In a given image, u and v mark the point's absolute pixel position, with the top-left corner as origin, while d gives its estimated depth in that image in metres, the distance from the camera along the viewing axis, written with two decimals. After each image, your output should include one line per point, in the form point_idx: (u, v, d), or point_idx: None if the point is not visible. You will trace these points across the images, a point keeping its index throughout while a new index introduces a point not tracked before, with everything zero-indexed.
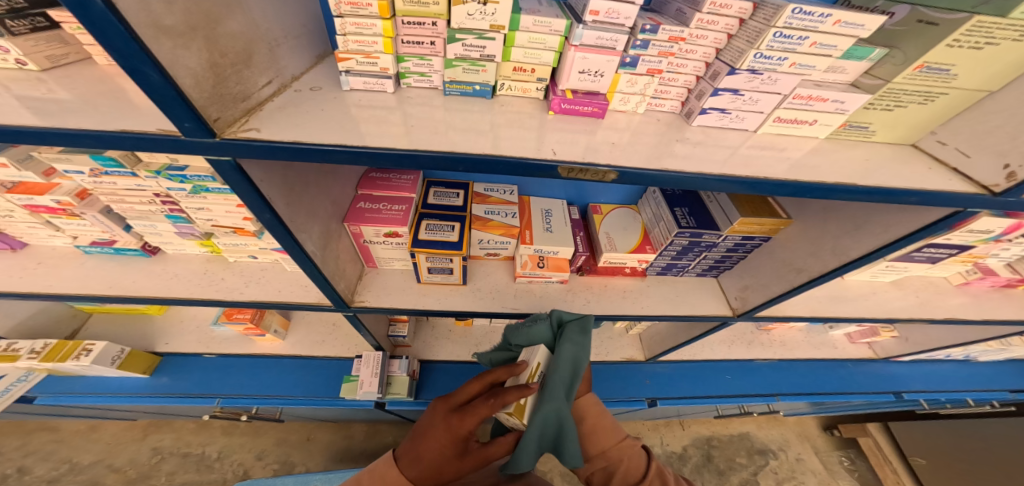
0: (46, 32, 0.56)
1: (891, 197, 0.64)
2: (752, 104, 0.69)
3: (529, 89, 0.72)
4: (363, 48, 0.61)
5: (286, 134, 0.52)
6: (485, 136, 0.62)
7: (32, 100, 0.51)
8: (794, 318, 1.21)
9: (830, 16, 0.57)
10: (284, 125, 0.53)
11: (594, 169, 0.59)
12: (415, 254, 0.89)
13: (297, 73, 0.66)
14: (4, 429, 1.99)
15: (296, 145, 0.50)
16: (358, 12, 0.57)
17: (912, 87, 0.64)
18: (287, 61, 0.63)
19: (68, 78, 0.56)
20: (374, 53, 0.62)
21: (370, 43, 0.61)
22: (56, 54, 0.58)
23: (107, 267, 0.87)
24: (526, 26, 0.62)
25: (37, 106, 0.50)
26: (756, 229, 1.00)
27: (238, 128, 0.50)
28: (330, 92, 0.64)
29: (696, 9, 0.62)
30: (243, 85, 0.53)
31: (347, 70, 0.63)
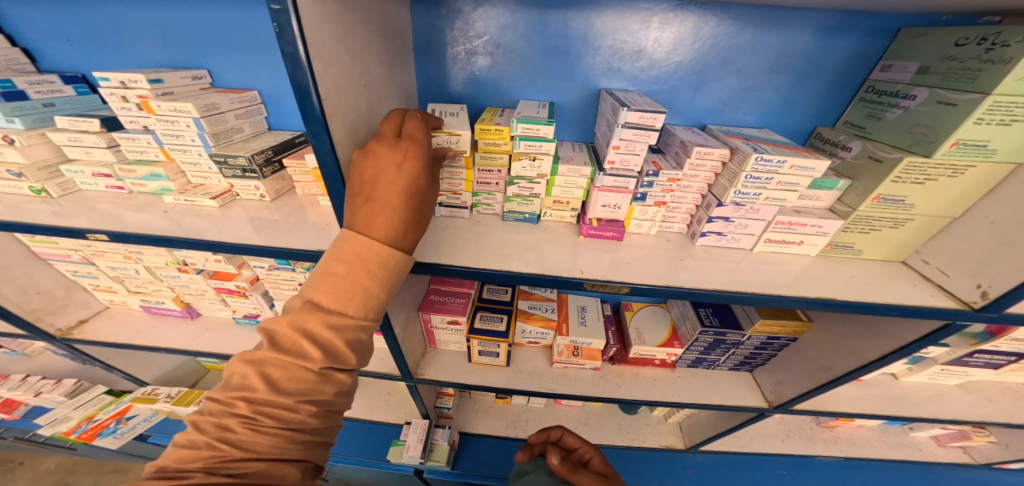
0: (278, 174, 0.94)
1: (878, 310, 0.76)
2: (743, 228, 0.87)
3: (565, 216, 0.95)
4: (453, 188, 0.90)
5: None
6: (532, 252, 0.85)
7: (265, 227, 0.84)
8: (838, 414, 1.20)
9: (785, 162, 0.77)
10: None
11: (611, 284, 0.76)
12: (470, 339, 1.11)
13: None
14: (85, 467, 2.29)
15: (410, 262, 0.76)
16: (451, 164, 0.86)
17: (877, 214, 0.82)
18: None
19: (281, 208, 0.91)
20: (459, 191, 0.90)
21: (457, 183, 0.89)
22: (278, 188, 0.95)
23: (245, 334, 1.15)
24: (563, 172, 0.88)
25: (270, 233, 0.82)
26: (780, 330, 1.07)
27: None
28: None
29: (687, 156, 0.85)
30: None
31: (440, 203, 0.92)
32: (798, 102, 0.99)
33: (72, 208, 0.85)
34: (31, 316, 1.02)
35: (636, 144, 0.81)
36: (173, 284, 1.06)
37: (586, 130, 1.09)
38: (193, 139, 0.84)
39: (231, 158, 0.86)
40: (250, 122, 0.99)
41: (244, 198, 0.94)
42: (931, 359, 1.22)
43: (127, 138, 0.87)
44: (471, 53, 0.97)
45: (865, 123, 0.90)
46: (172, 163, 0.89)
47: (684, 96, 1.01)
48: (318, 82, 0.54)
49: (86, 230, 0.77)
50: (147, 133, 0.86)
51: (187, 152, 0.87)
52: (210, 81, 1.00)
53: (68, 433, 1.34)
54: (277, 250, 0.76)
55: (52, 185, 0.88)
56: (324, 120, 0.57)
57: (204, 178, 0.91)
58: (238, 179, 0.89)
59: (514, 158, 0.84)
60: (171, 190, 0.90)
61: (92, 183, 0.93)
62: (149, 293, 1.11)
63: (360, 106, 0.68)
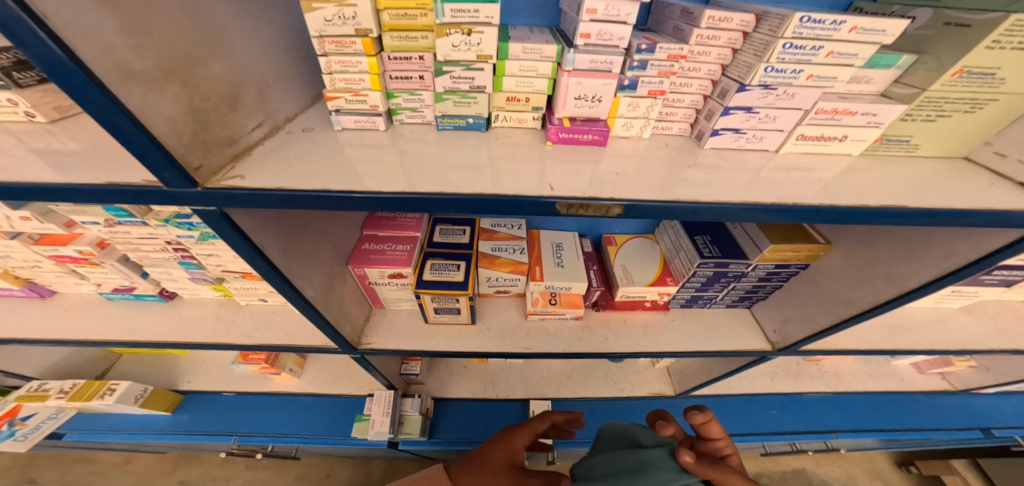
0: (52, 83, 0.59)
1: (955, 219, 0.54)
2: (769, 121, 0.62)
3: (525, 119, 0.67)
4: (351, 86, 0.59)
5: (272, 180, 0.49)
6: (484, 172, 0.58)
7: (43, 152, 0.52)
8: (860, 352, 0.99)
9: (845, 23, 0.51)
10: (271, 170, 0.51)
11: (597, 203, 0.53)
12: (419, 295, 0.86)
13: (289, 115, 0.64)
14: (45, 461, 2.04)
15: (277, 190, 0.47)
16: (342, 50, 0.55)
17: (953, 95, 0.58)
18: (279, 103, 0.62)
19: (75, 129, 0.58)
20: (361, 90, 0.59)
21: (356, 80, 0.58)
22: (64, 107, 0.61)
23: (120, 313, 0.88)
24: (515, 53, 0.58)
25: (45, 157, 0.51)
26: (791, 257, 0.86)
27: (223, 176, 0.48)
28: (321, 133, 0.62)
29: (693, 25, 0.57)
30: (227, 131, 0.51)
31: (337, 109, 0.61)
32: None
33: None
34: None
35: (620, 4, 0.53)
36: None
37: (548, 9, 0.77)
38: None
39: None
40: None
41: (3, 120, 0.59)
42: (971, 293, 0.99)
43: None
44: None
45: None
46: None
47: None
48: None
49: None
50: None
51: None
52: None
53: None
54: (34, 187, 0.45)
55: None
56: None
57: None
58: None
59: (438, 31, 0.54)
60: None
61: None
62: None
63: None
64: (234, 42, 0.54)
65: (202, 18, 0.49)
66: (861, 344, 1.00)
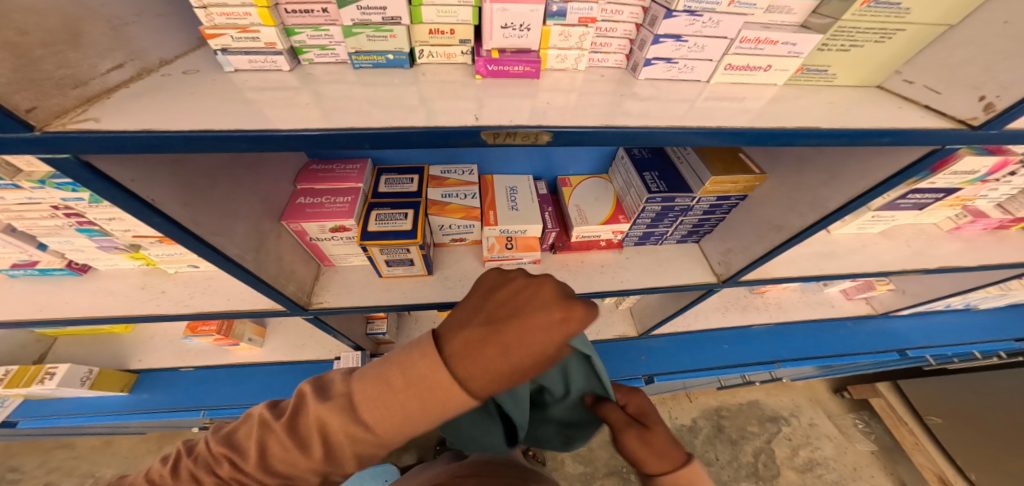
0: None
1: (864, 139, 0.56)
2: (699, 51, 0.60)
3: (453, 54, 0.62)
4: (236, 22, 0.52)
5: (140, 121, 0.43)
6: (406, 110, 0.55)
7: None
8: (798, 279, 1.06)
9: None
10: (137, 111, 0.44)
11: (523, 130, 0.52)
12: (367, 248, 0.84)
13: (168, 57, 0.55)
14: (21, 448, 1.99)
15: (145, 132, 0.41)
16: None
17: (863, 24, 0.57)
18: (147, 41, 0.53)
19: None
20: (241, 21, 0.52)
21: (241, 15, 0.51)
22: None
23: (32, 291, 0.81)
24: None
25: None
26: (730, 188, 0.89)
27: (71, 119, 0.41)
28: (210, 75, 0.55)
29: None
30: (71, 69, 0.42)
31: (223, 48, 0.54)
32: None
33: None
34: None
35: None
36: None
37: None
38: None
39: None
40: None
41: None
42: (892, 218, 1.06)
43: None
44: None
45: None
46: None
47: None
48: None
49: None
50: None
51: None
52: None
53: None
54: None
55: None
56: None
57: None
58: None
59: None
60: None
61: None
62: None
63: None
64: None
65: None
66: (795, 273, 1.07)
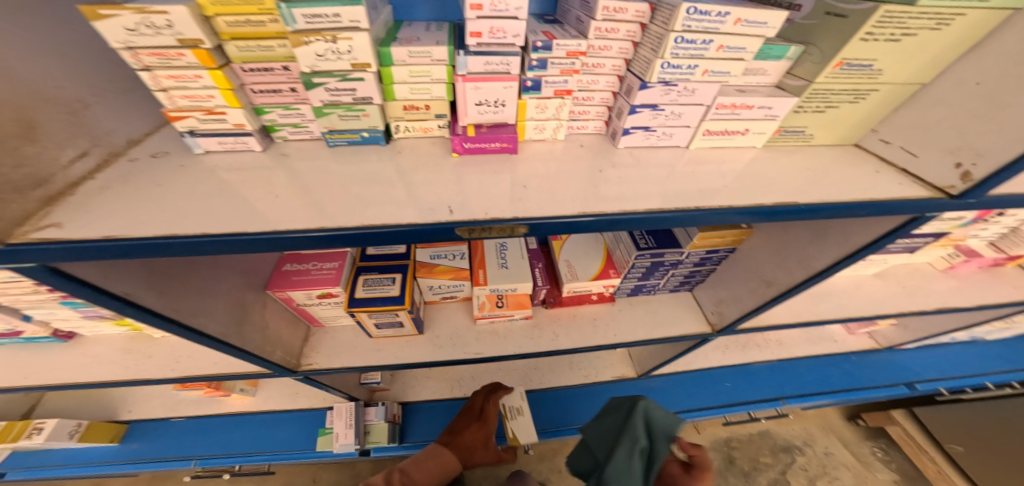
0: None
1: (844, 212, 0.55)
2: (676, 118, 0.59)
3: (430, 127, 0.63)
4: (199, 103, 0.52)
5: (103, 228, 0.43)
6: (388, 186, 0.55)
7: None
8: (796, 325, 1.02)
9: (730, 15, 0.48)
10: (101, 211, 0.45)
11: (498, 225, 0.51)
12: (355, 313, 0.87)
13: (133, 136, 0.58)
14: None
15: (111, 241, 0.41)
16: (169, 63, 0.47)
17: (838, 85, 0.58)
18: (106, 123, 0.55)
19: None
20: (212, 107, 0.52)
21: (204, 96, 0.51)
22: None
23: (18, 358, 0.81)
24: (401, 58, 0.53)
25: None
26: (718, 242, 0.88)
27: (33, 226, 0.42)
28: (179, 157, 0.57)
29: (591, 17, 0.52)
30: (31, 165, 0.44)
31: (190, 130, 0.54)
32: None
33: None
34: None
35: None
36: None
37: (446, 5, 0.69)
38: None
39: None
40: None
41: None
42: (881, 259, 1.04)
43: None
44: None
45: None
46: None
47: None
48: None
49: None
50: None
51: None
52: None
53: None
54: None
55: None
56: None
57: None
58: None
59: (294, 41, 0.47)
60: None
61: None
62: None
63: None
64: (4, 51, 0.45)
65: None
66: (790, 319, 1.04)
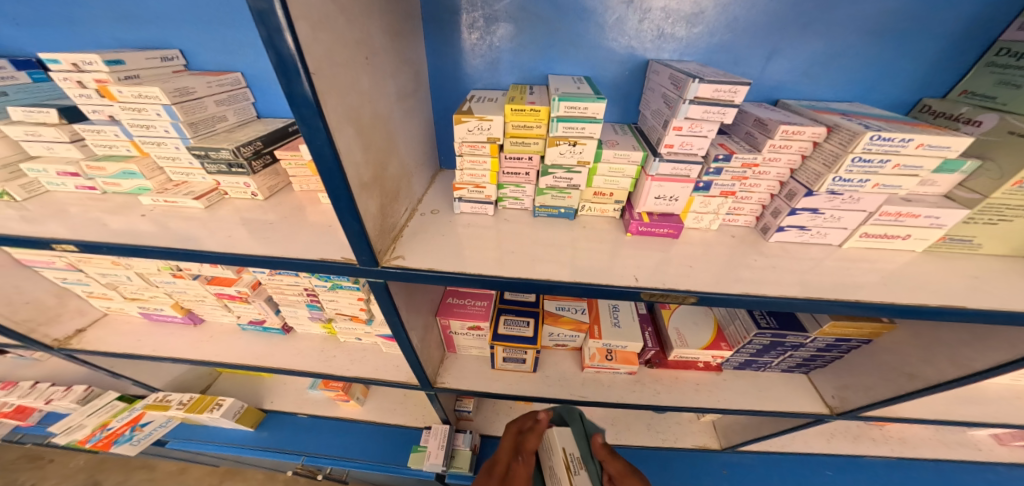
0: (269, 168, 0.85)
1: (1009, 319, 0.60)
2: (834, 221, 0.68)
3: (607, 209, 0.79)
4: (475, 180, 0.74)
5: (422, 262, 0.66)
6: (561, 249, 0.72)
7: (254, 221, 0.78)
8: (924, 421, 0.99)
9: (911, 141, 0.56)
10: (420, 252, 0.68)
11: (674, 293, 0.63)
12: (494, 346, 1.01)
13: (422, 198, 0.82)
14: None
15: (431, 272, 0.64)
16: (474, 152, 0.70)
17: (1014, 202, 0.61)
18: (418, 189, 0.80)
19: (280, 204, 0.84)
20: (482, 184, 0.75)
21: (480, 175, 0.73)
22: (272, 184, 0.87)
23: (255, 342, 1.14)
24: (608, 158, 0.70)
25: (254, 225, 0.77)
26: (853, 332, 0.92)
27: (392, 256, 0.66)
28: (445, 215, 0.78)
29: (768, 136, 0.65)
30: (394, 219, 0.69)
31: (460, 198, 0.77)
32: (900, 69, 0.75)
33: (42, 212, 0.77)
34: (23, 328, 1.00)
35: (703, 124, 0.63)
36: (169, 290, 1.03)
37: (628, 110, 0.86)
38: (116, 133, 0.77)
39: (214, 152, 0.77)
40: (234, 109, 0.87)
41: (233, 196, 0.85)
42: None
43: (92, 131, 0.77)
44: (491, 20, 0.75)
45: (997, 92, 0.66)
46: (146, 158, 0.80)
47: (754, 67, 0.78)
48: (302, 51, 0.40)
49: (52, 241, 0.69)
50: (114, 124, 0.77)
51: (162, 145, 0.77)
52: (184, 62, 0.87)
53: (82, 441, 1.32)
54: (261, 259, 0.68)
55: (12, 187, 0.79)
56: (315, 104, 0.42)
57: (185, 174, 0.83)
58: (225, 176, 0.81)
59: (550, 142, 0.67)
60: (148, 189, 0.82)
61: (59, 183, 0.83)
62: (146, 299, 1.09)
63: (360, 83, 0.52)
64: (405, 143, 0.70)
65: (393, 129, 0.64)
66: (927, 415, 1.01)
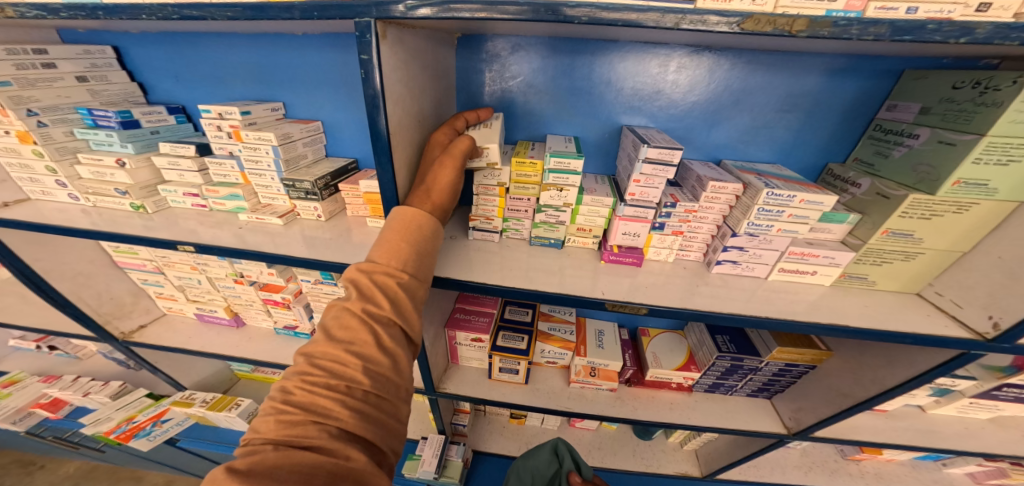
0: (332, 197, 1.10)
1: (889, 338, 0.77)
2: (757, 257, 0.88)
3: (588, 242, 1.00)
4: (486, 213, 0.98)
5: (441, 270, 0.89)
6: (551, 274, 0.91)
7: (315, 239, 1.01)
8: (872, 443, 1.11)
9: (796, 197, 0.78)
10: (440, 263, 0.91)
11: (631, 304, 0.82)
12: (492, 355, 1.17)
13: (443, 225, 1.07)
14: (104, 472, 2.26)
15: (446, 278, 0.86)
16: (487, 192, 0.94)
17: (888, 247, 0.80)
18: None
19: (333, 226, 1.08)
20: (491, 216, 0.97)
21: (491, 210, 0.97)
22: (331, 210, 1.11)
23: (287, 344, 1.32)
24: (587, 202, 0.92)
25: (314, 242, 0.99)
26: (799, 359, 0.99)
27: None
28: (460, 239, 1.02)
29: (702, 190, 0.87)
30: None
31: (474, 227, 1.00)
32: (811, 138, 0.99)
33: (160, 222, 1.02)
34: (101, 318, 1.22)
35: (655, 179, 0.85)
36: (227, 294, 1.24)
37: (608, 163, 1.12)
38: (231, 165, 1.02)
39: (298, 182, 1.02)
40: (314, 149, 1.14)
41: (303, 217, 1.10)
42: (958, 392, 1.13)
43: (216, 163, 1.03)
44: (506, 91, 1.05)
45: (873, 160, 0.89)
46: (248, 185, 1.05)
47: (700, 133, 1.03)
48: (388, 119, 0.69)
49: (177, 242, 0.94)
50: (231, 158, 1.02)
51: (263, 176, 1.03)
52: (283, 112, 1.15)
53: (108, 432, 1.46)
54: (323, 263, 0.91)
55: (149, 202, 1.05)
56: (389, 150, 0.71)
57: (272, 198, 1.07)
58: (302, 201, 1.06)
59: (543, 188, 0.90)
60: (245, 208, 1.06)
61: (181, 201, 1.09)
62: (205, 301, 1.30)
63: (414, 139, 0.82)
64: None
65: None
66: (875, 439, 1.13)
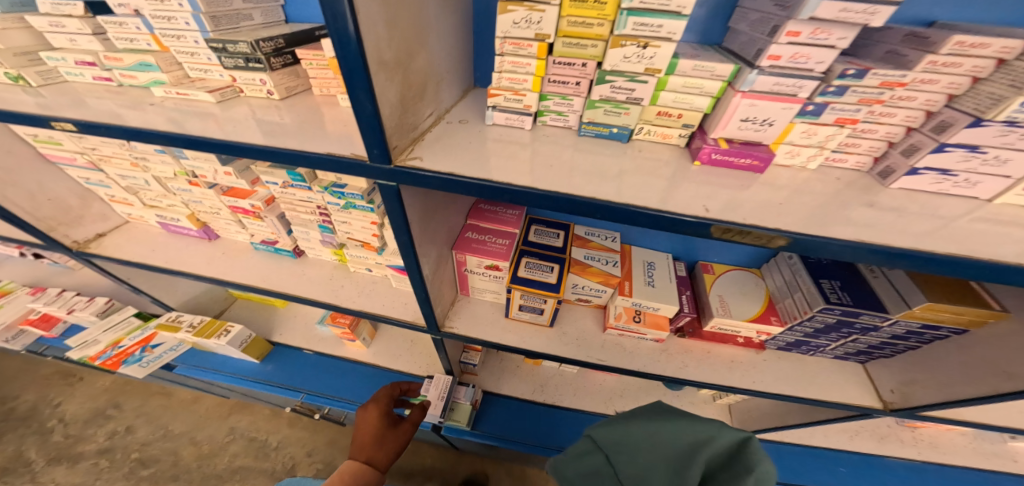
0: (288, 68, 0.78)
1: None
2: (996, 165, 0.51)
3: (671, 134, 0.67)
4: (513, 85, 0.65)
5: (441, 164, 0.59)
6: (605, 181, 0.59)
7: (268, 123, 0.70)
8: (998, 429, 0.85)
9: None
10: (440, 154, 0.61)
11: (758, 232, 0.51)
12: (511, 290, 0.93)
13: (448, 107, 0.75)
14: None
15: (450, 176, 0.57)
16: (517, 52, 0.61)
17: None
18: (444, 95, 0.73)
19: (294, 107, 0.77)
20: (522, 90, 0.65)
21: (521, 80, 0.64)
22: (290, 86, 0.80)
23: (267, 262, 1.11)
24: (683, 70, 0.58)
25: (269, 129, 0.69)
26: (949, 320, 0.70)
27: (407, 156, 0.60)
28: (475, 125, 0.71)
29: (928, 50, 0.49)
30: (414, 118, 0.63)
31: (494, 106, 0.68)
32: None
33: (58, 100, 0.74)
34: (44, 225, 1.00)
35: (833, 29, 0.48)
36: (186, 200, 1.01)
37: (712, 28, 0.71)
38: (137, 25, 0.73)
39: (231, 44, 0.71)
40: (262, 10, 0.81)
41: (248, 95, 0.79)
42: None
43: (113, 22, 0.74)
44: None
45: None
46: (165, 53, 0.76)
47: None
48: None
49: (49, 117, 0.67)
50: (136, 16, 0.73)
51: (182, 40, 0.73)
52: None
53: (93, 357, 1.33)
54: (273, 149, 0.62)
55: (29, 72, 0.77)
56: None
57: (203, 71, 0.78)
58: (242, 71, 0.75)
59: (613, 42, 0.56)
60: (161, 81, 0.76)
61: (78, 73, 0.81)
62: (165, 208, 1.07)
63: None
64: (434, 37, 0.65)
65: (422, 17, 0.59)
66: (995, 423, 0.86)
